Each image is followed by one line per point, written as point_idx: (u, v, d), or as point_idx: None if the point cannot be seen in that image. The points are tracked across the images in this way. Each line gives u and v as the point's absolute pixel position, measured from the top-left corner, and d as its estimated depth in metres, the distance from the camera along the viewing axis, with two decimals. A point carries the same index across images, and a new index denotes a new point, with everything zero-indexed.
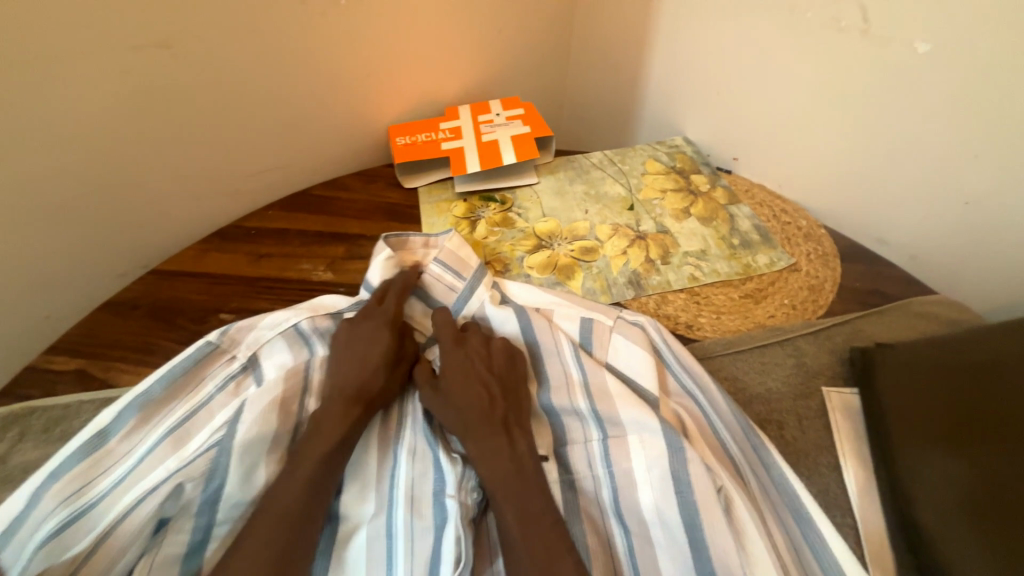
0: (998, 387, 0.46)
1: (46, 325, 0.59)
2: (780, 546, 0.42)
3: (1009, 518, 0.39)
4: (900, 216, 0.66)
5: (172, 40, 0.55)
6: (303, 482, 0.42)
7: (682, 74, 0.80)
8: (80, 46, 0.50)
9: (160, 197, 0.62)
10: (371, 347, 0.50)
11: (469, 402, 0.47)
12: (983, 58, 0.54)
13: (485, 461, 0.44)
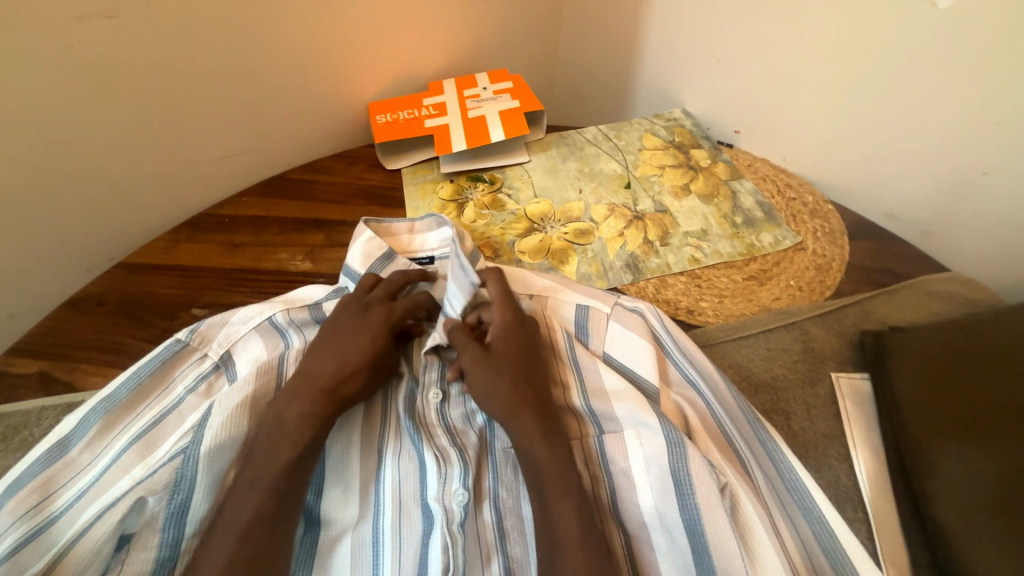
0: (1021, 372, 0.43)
1: (6, 326, 0.55)
2: (787, 545, 0.40)
3: None
4: (912, 188, 0.62)
5: (119, 8, 0.49)
6: (259, 494, 0.40)
7: (681, 40, 0.75)
8: (12, 17, 0.45)
9: (120, 185, 0.57)
10: (353, 344, 0.46)
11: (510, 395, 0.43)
12: (1009, 13, 0.49)
13: (534, 454, 0.41)
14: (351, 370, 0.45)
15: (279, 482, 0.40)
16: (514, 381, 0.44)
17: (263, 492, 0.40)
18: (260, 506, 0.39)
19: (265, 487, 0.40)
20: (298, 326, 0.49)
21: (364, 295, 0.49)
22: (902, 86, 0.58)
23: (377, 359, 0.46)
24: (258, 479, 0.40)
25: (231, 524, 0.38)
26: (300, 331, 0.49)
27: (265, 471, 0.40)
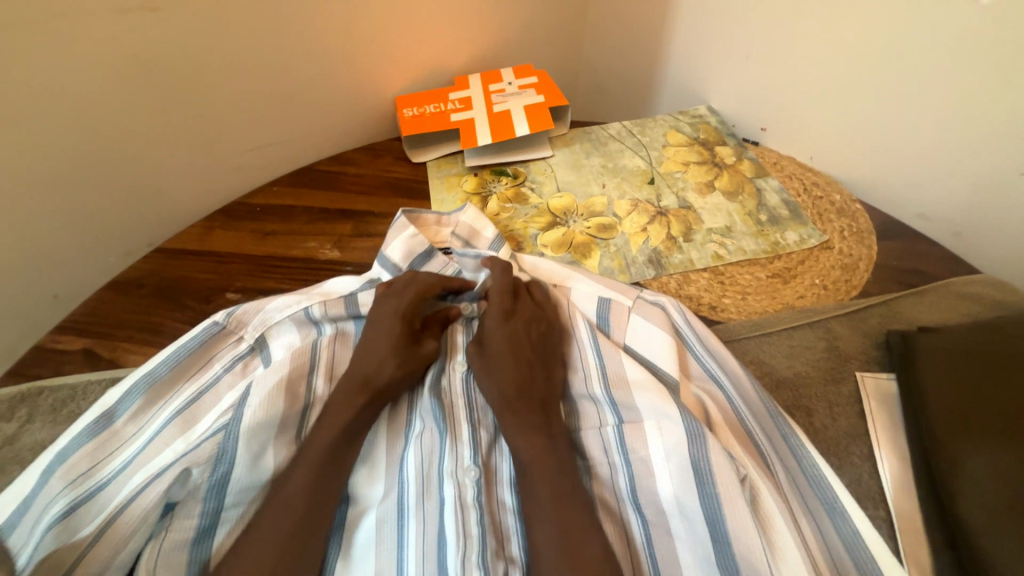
0: None
1: (53, 305, 0.58)
2: (808, 542, 0.39)
3: None
4: (942, 189, 0.61)
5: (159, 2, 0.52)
6: (312, 469, 0.41)
7: (708, 37, 0.74)
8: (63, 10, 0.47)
9: (158, 172, 0.59)
10: (375, 336, 0.48)
11: (506, 379, 0.46)
12: None
13: (517, 435, 0.43)
14: (380, 360, 0.47)
15: (326, 454, 0.42)
16: (517, 368, 0.46)
17: (317, 463, 0.41)
18: (309, 478, 0.41)
19: (312, 460, 0.41)
20: (333, 320, 0.51)
21: (385, 286, 0.51)
22: (935, 82, 0.57)
23: (399, 347, 0.47)
24: (314, 453, 0.42)
25: (281, 495, 0.40)
26: (335, 324, 0.51)
27: (314, 446, 0.42)
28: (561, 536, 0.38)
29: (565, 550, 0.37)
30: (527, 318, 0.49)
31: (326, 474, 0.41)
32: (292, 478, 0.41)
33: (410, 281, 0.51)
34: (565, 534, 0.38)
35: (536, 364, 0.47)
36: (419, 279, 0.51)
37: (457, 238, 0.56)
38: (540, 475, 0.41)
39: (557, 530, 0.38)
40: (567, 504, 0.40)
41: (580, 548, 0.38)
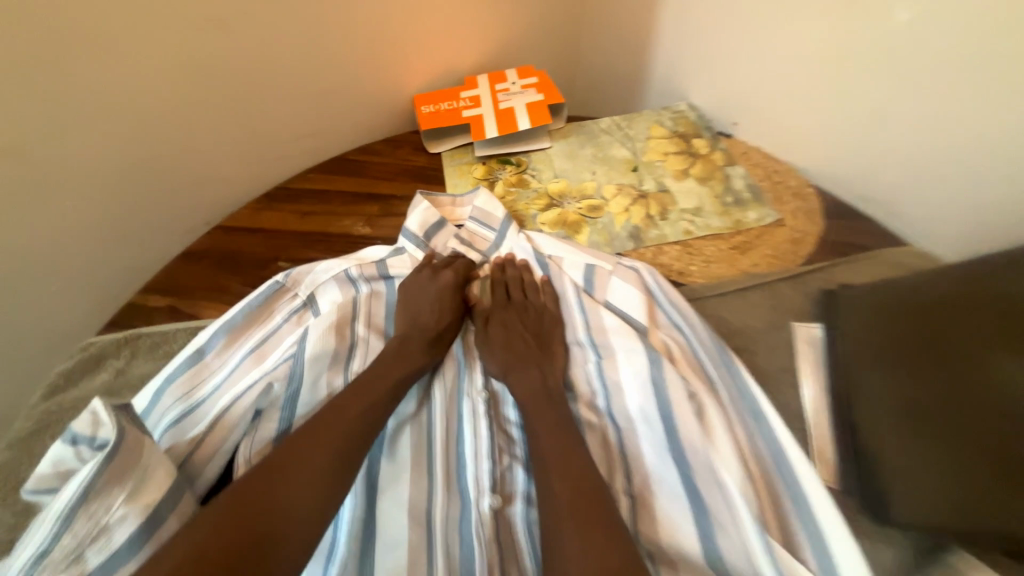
0: (938, 317, 0.50)
1: (133, 273, 0.71)
2: (743, 444, 0.50)
3: (927, 427, 0.45)
4: (880, 176, 0.72)
5: (223, 20, 0.63)
6: (392, 380, 0.53)
7: (686, 42, 0.85)
8: (150, 30, 0.59)
9: (218, 162, 0.71)
10: (431, 301, 0.61)
11: (511, 331, 0.60)
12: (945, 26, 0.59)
13: (517, 365, 0.56)
14: (436, 319, 0.60)
15: (400, 369, 0.55)
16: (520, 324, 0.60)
17: (397, 376, 0.54)
18: (389, 385, 0.53)
19: (392, 373, 0.54)
20: (367, 279, 0.63)
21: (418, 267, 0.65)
22: (868, 85, 0.68)
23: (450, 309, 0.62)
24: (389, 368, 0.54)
25: (367, 394, 0.51)
26: (368, 282, 0.64)
27: (390, 365, 0.55)
28: (545, 434, 0.49)
29: (547, 442, 0.49)
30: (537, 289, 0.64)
31: (400, 382, 0.54)
32: (378, 381, 0.53)
33: (439, 263, 0.65)
34: (549, 431, 0.50)
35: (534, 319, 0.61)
36: (446, 261, 0.66)
37: (475, 218, 0.69)
38: (528, 394, 0.54)
39: (545, 427, 0.50)
40: (555, 409, 0.52)
41: (563, 439, 0.49)
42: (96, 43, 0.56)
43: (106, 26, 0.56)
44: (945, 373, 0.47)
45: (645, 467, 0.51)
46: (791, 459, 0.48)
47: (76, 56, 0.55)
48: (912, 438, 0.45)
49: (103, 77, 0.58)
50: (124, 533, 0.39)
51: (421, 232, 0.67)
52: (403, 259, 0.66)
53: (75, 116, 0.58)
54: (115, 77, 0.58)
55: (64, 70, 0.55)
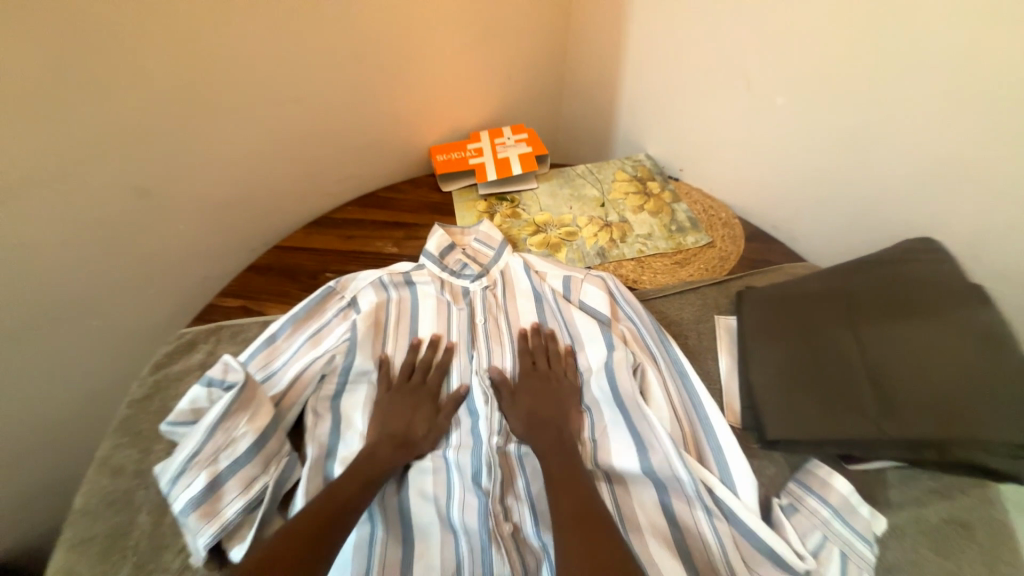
0: (808, 307, 0.70)
1: (206, 282, 0.91)
2: (672, 396, 0.70)
3: (795, 381, 0.64)
4: (783, 211, 0.94)
5: (287, 100, 0.85)
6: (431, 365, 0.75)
7: (640, 108, 1.09)
8: (237, 111, 0.81)
9: (278, 199, 0.94)
10: (406, 411, 0.69)
11: (532, 394, 0.71)
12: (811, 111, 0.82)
13: (515, 352, 0.77)
14: (413, 426, 0.68)
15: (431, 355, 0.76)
16: (540, 391, 0.72)
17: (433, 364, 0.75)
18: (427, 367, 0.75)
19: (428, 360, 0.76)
20: (396, 284, 0.83)
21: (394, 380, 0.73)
22: (766, 147, 0.90)
23: (425, 415, 0.69)
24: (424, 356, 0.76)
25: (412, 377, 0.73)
26: (396, 288, 0.83)
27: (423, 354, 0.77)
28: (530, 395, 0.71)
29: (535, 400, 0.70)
30: (543, 345, 0.77)
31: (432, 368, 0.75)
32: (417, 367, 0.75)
33: (414, 375, 0.73)
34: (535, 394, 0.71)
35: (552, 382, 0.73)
36: (419, 370, 0.74)
37: (480, 238, 0.90)
38: (522, 370, 0.75)
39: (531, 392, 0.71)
40: (537, 379, 0.73)
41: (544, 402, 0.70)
42: (201, 122, 0.78)
43: (207, 110, 0.77)
44: (807, 344, 0.66)
45: (601, 417, 0.70)
46: (704, 405, 0.69)
47: (186, 131, 0.77)
48: (784, 388, 0.64)
49: (201, 144, 0.79)
50: (245, 443, 0.59)
51: (439, 251, 0.86)
52: (422, 271, 0.85)
53: (182, 170, 0.79)
54: (209, 144, 0.80)
55: (178, 141, 0.76)
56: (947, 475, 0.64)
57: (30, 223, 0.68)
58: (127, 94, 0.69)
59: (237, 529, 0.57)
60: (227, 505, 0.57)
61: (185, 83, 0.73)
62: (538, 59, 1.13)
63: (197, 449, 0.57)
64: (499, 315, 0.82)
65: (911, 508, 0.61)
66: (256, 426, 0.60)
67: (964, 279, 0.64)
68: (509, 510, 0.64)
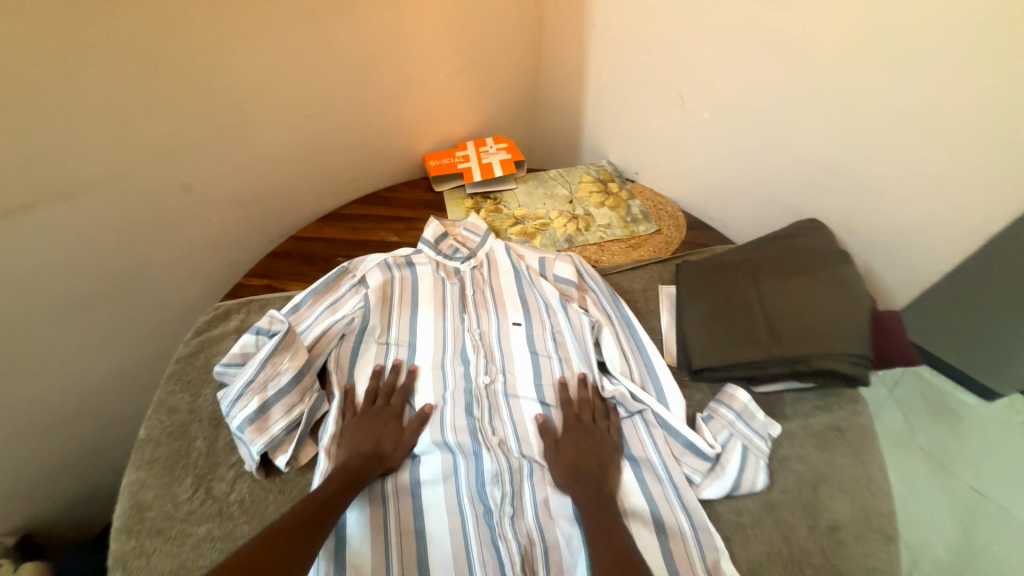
0: (726, 272, 0.88)
1: (229, 267, 1.09)
2: (625, 348, 0.85)
3: (714, 326, 0.82)
4: (716, 204, 1.16)
5: (305, 114, 1.03)
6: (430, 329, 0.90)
7: (602, 122, 1.30)
8: (264, 123, 0.98)
9: (294, 198, 1.11)
10: (372, 431, 0.74)
11: (573, 451, 0.72)
12: (729, 123, 1.04)
13: (499, 320, 0.91)
14: (380, 443, 0.73)
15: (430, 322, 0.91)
16: (579, 445, 0.73)
17: (430, 329, 0.90)
18: (424, 331, 0.89)
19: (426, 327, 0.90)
20: (398, 265, 0.96)
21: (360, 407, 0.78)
22: (700, 153, 1.12)
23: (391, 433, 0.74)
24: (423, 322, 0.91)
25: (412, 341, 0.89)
26: (399, 267, 0.96)
27: (422, 320, 0.91)
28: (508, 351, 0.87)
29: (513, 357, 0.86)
30: (589, 399, 0.79)
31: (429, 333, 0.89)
32: (416, 332, 0.89)
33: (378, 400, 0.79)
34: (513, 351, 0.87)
35: (590, 434, 0.75)
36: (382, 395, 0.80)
37: (469, 228, 1.05)
38: (501, 334, 0.89)
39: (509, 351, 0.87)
40: (515, 338, 0.88)
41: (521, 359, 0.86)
42: (234, 132, 0.95)
43: (240, 122, 0.95)
44: (724, 299, 0.85)
45: (568, 367, 0.84)
46: (649, 355, 0.85)
47: (223, 139, 0.94)
48: (705, 332, 0.82)
49: (234, 150, 0.97)
50: (287, 375, 0.77)
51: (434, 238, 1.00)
52: (421, 255, 0.99)
53: (217, 171, 0.96)
54: (240, 150, 0.97)
55: (215, 147, 0.94)
56: (831, 395, 0.82)
57: (95, 210, 0.84)
58: (179, 110, 0.86)
59: (280, 441, 0.75)
60: (275, 421, 0.74)
61: (224, 100, 0.91)
62: (515, 80, 1.33)
63: (251, 378, 0.75)
64: (485, 289, 0.96)
65: (800, 418, 0.79)
66: (297, 363, 0.78)
67: (836, 246, 0.85)
68: (498, 432, 0.77)
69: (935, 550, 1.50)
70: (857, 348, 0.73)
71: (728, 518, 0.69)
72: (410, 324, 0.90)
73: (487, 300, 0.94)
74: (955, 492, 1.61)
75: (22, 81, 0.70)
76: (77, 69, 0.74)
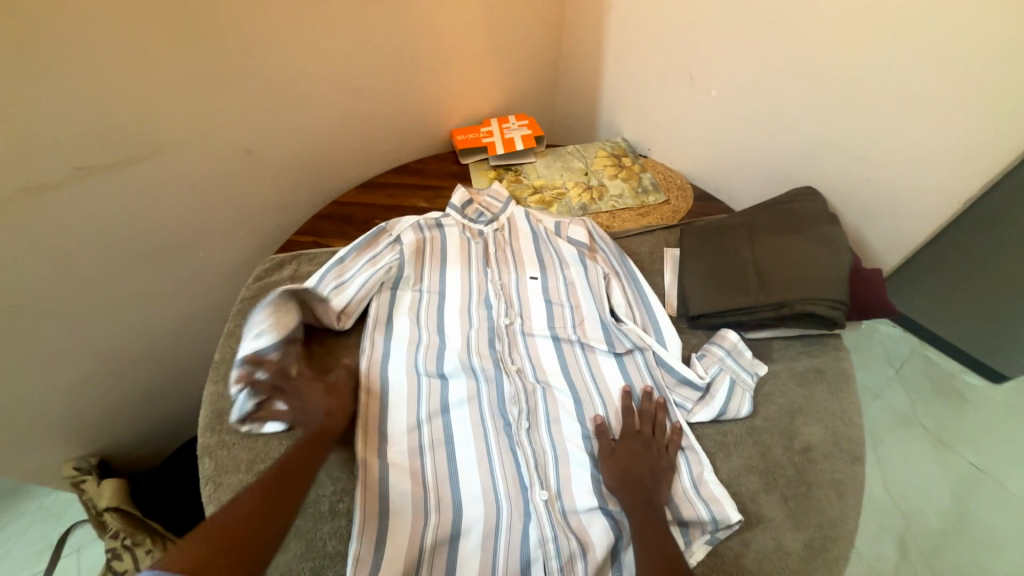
0: (725, 233, 0.98)
1: (279, 229, 1.24)
2: (628, 297, 0.96)
3: (711, 280, 0.92)
4: (721, 177, 1.25)
5: (350, 90, 1.15)
6: (458, 284, 0.98)
7: (617, 100, 1.39)
8: (314, 97, 1.10)
9: (337, 166, 1.24)
10: (316, 399, 0.78)
11: (630, 457, 0.76)
12: (735, 100, 1.12)
13: (520, 275, 1.01)
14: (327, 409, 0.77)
15: (458, 278, 0.99)
16: (636, 454, 0.76)
17: (458, 284, 0.98)
18: (453, 285, 0.98)
19: (455, 283, 0.98)
20: (428, 226, 1.03)
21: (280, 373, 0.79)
22: (708, 129, 1.21)
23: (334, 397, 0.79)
24: (452, 279, 0.99)
25: (443, 294, 0.97)
26: (428, 228, 1.02)
27: (451, 276, 0.99)
28: (526, 299, 0.98)
29: (532, 307, 0.97)
30: (651, 412, 0.81)
31: (458, 288, 0.98)
32: (446, 287, 0.98)
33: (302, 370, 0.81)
34: (531, 301, 0.97)
35: (647, 444, 0.78)
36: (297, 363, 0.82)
37: (493, 194, 1.11)
38: (522, 287, 0.99)
39: (529, 300, 0.98)
40: (533, 289, 0.99)
41: (537, 307, 0.96)
42: (290, 105, 1.07)
43: (296, 97, 1.07)
44: (722, 256, 0.95)
45: (579, 313, 0.95)
46: (651, 304, 0.95)
47: (280, 112, 1.07)
48: (703, 284, 0.93)
49: (289, 121, 1.09)
50: (296, 322, 0.84)
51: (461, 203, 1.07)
52: (449, 217, 1.06)
53: (274, 140, 1.09)
54: (293, 121, 1.10)
55: (273, 119, 1.07)
56: (814, 342, 0.92)
57: (174, 170, 0.98)
58: (245, 84, 0.99)
59: (252, 395, 0.78)
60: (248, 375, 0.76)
61: (283, 76, 1.03)
62: (538, 61, 1.42)
63: (244, 334, 0.80)
64: (506, 248, 1.05)
65: (785, 361, 0.90)
66: (280, 330, 0.81)
67: (825, 210, 0.94)
68: (519, 370, 0.88)
69: (927, 517, 1.45)
70: (836, 294, 0.83)
71: (713, 438, 0.82)
72: (441, 280, 0.98)
73: (508, 258, 1.03)
74: (956, 465, 1.53)
75: (127, 56, 0.84)
76: (167, 49, 0.87)
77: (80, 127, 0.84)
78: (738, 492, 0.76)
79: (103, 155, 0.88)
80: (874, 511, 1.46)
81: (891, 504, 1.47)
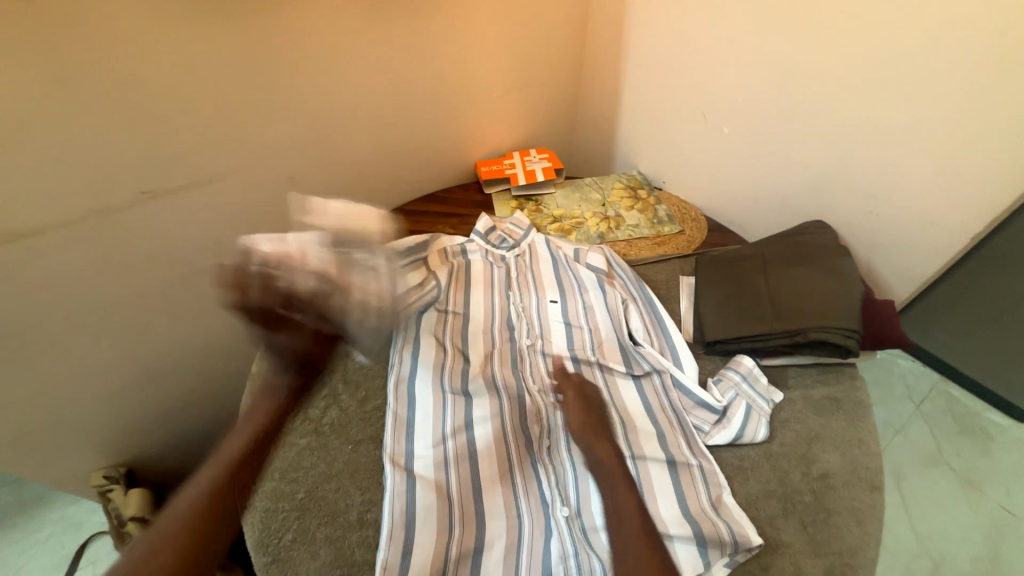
0: (739, 263, 1.02)
1: None
2: (645, 321, 1.00)
3: (726, 307, 0.96)
4: (734, 210, 1.30)
5: (386, 125, 1.25)
6: (484, 305, 1.03)
7: (632, 135, 1.47)
8: (354, 130, 1.20)
9: (370, 194, 1.33)
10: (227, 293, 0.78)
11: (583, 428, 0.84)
12: (745, 137, 1.19)
13: (540, 298, 1.05)
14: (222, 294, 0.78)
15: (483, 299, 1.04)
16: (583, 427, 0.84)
17: (484, 306, 1.03)
18: (478, 306, 1.03)
19: (478, 304, 1.03)
20: (453, 251, 1.09)
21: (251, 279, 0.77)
22: (720, 163, 1.27)
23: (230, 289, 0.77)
24: (476, 300, 1.04)
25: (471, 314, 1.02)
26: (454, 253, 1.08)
27: (474, 297, 1.04)
28: (545, 322, 1.02)
29: (551, 329, 1.01)
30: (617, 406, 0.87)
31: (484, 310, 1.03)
32: (473, 308, 1.02)
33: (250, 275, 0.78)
34: (551, 323, 1.02)
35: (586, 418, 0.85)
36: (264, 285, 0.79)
37: (515, 222, 1.17)
38: (542, 310, 1.04)
39: (549, 323, 1.02)
40: (551, 311, 1.03)
41: (557, 330, 1.01)
42: (332, 137, 1.17)
43: (338, 130, 1.17)
44: (737, 284, 0.98)
45: (597, 335, 0.99)
46: (668, 329, 0.98)
47: (322, 143, 1.16)
48: (718, 311, 0.96)
49: (329, 152, 1.18)
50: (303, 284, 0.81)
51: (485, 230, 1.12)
52: (472, 243, 1.11)
53: (315, 169, 1.18)
54: (334, 152, 1.19)
55: (316, 149, 1.16)
56: (828, 369, 0.94)
57: (224, 194, 1.07)
58: (294, 119, 1.09)
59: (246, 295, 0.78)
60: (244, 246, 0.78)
61: (328, 112, 1.13)
62: (559, 100, 1.52)
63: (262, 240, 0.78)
64: (527, 272, 1.09)
65: (801, 388, 0.92)
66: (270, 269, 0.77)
67: (837, 242, 0.98)
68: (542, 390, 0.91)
69: (958, 561, 1.40)
70: (848, 323, 0.86)
71: (732, 462, 0.83)
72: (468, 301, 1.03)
73: (528, 281, 1.08)
74: (985, 506, 1.49)
75: (195, 93, 0.93)
76: (230, 87, 0.97)
77: (146, 154, 0.93)
78: (758, 516, 0.77)
79: (163, 179, 0.97)
80: (900, 553, 1.42)
81: (919, 546, 1.43)
